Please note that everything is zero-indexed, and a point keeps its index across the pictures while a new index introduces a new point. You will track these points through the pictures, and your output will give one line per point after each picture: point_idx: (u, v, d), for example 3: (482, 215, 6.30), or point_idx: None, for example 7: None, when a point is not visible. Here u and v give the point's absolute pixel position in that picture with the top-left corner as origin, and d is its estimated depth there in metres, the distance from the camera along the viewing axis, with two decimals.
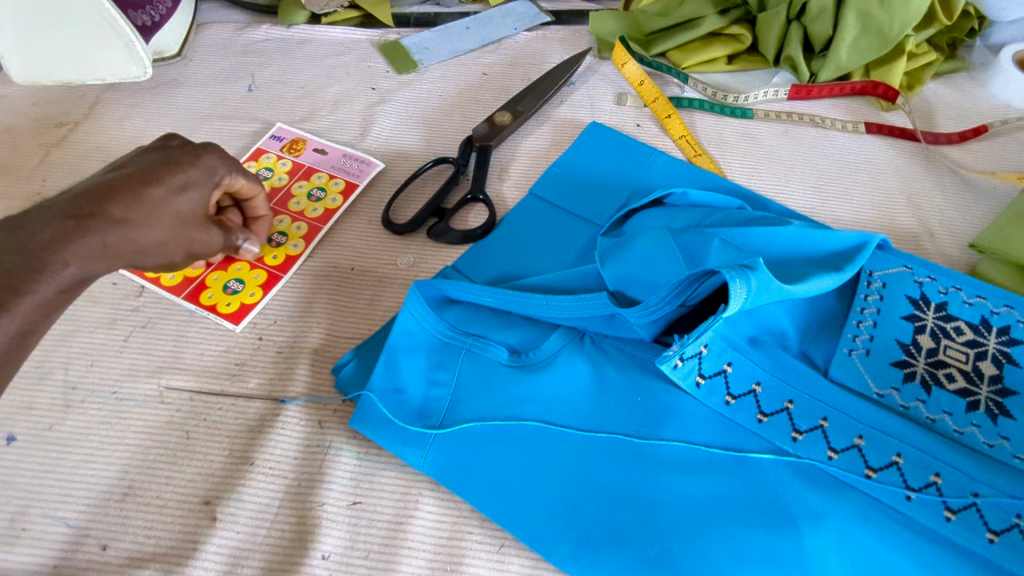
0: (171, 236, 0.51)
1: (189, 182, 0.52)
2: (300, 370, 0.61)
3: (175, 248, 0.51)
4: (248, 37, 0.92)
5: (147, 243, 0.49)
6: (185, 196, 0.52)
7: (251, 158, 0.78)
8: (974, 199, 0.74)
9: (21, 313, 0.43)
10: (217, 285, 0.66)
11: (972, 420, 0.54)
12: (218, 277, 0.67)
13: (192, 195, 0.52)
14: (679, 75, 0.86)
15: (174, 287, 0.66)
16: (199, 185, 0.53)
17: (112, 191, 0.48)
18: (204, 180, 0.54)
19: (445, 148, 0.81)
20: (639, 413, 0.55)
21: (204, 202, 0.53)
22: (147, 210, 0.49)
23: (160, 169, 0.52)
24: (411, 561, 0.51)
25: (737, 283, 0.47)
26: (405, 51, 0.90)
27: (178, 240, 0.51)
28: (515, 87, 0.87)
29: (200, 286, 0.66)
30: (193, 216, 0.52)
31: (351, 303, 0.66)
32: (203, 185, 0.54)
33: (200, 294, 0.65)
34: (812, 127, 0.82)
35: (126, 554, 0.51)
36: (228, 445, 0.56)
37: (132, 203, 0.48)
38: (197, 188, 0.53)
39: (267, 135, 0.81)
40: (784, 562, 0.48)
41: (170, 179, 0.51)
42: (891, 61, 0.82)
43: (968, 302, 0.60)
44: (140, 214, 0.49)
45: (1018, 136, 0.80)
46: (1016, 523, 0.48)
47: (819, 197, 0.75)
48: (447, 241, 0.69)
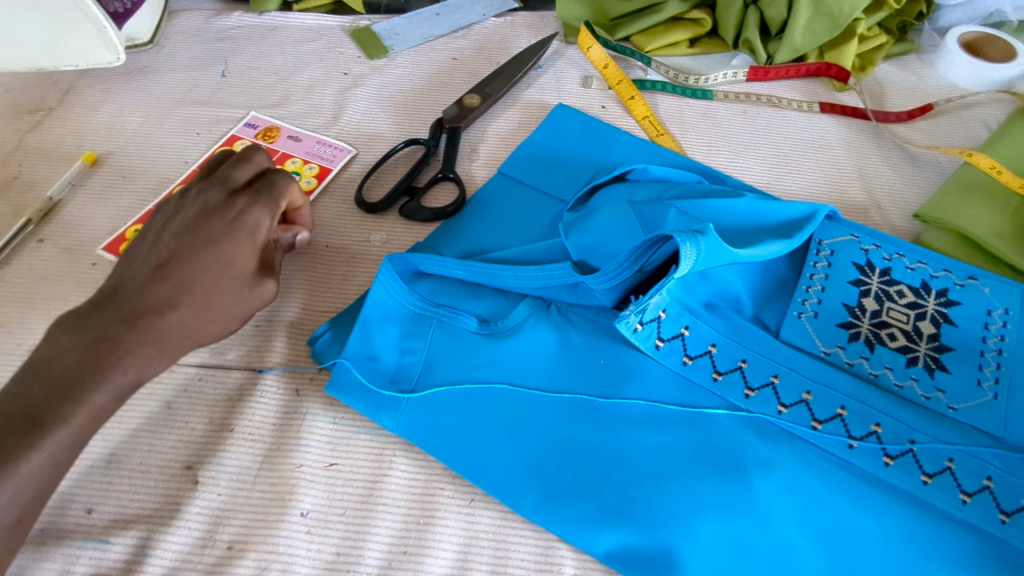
0: (223, 308, 0.52)
1: (228, 256, 0.52)
2: (277, 343, 0.63)
3: (236, 315, 0.54)
4: (221, 24, 0.93)
5: (187, 326, 0.50)
6: (233, 266, 0.52)
7: (225, 144, 0.79)
8: (920, 172, 0.78)
9: (79, 421, 0.45)
10: None
11: (911, 374, 0.58)
12: None
13: (243, 260, 0.53)
14: (642, 59, 0.90)
15: None
16: (241, 246, 0.53)
17: (160, 283, 0.50)
18: (243, 240, 0.53)
19: (416, 130, 0.83)
20: (601, 374, 0.58)
21: (246, 266, 0.53)
22: (157, 303, 0.49)
23: (172, 249, 0.51)
24: (385, 516, 0.54)
25: (687, 246, 0.51)
26: (376, 37, 0.92)
27: (219, 312, 0.52)
28: (484, 71, 0.89)
29: None
30: (250, 283, 0.54)
31: (325, 278, 0.68)
32: (232, 246, 0.52)
33: None
34: (769, 107, 0.85)
35: (110, 517, 0.53)
36: (208, 414, 0.58)
37: (177, 299, 0.49)
38: (225, 251, 0.52)
39: (240, 122, 0.82)
40: (735, 505, 0.51)
41: (201, 256, 0.51)
42: (842, 44, 0.86)
43: (909, 267, 0.64)
44: (201, 303, 0.50)
45: (962, 114, 0.84)
46: (947, 466, 0.52)
47: (775, 173, 0.79)
48: (419, 218, 0.72)
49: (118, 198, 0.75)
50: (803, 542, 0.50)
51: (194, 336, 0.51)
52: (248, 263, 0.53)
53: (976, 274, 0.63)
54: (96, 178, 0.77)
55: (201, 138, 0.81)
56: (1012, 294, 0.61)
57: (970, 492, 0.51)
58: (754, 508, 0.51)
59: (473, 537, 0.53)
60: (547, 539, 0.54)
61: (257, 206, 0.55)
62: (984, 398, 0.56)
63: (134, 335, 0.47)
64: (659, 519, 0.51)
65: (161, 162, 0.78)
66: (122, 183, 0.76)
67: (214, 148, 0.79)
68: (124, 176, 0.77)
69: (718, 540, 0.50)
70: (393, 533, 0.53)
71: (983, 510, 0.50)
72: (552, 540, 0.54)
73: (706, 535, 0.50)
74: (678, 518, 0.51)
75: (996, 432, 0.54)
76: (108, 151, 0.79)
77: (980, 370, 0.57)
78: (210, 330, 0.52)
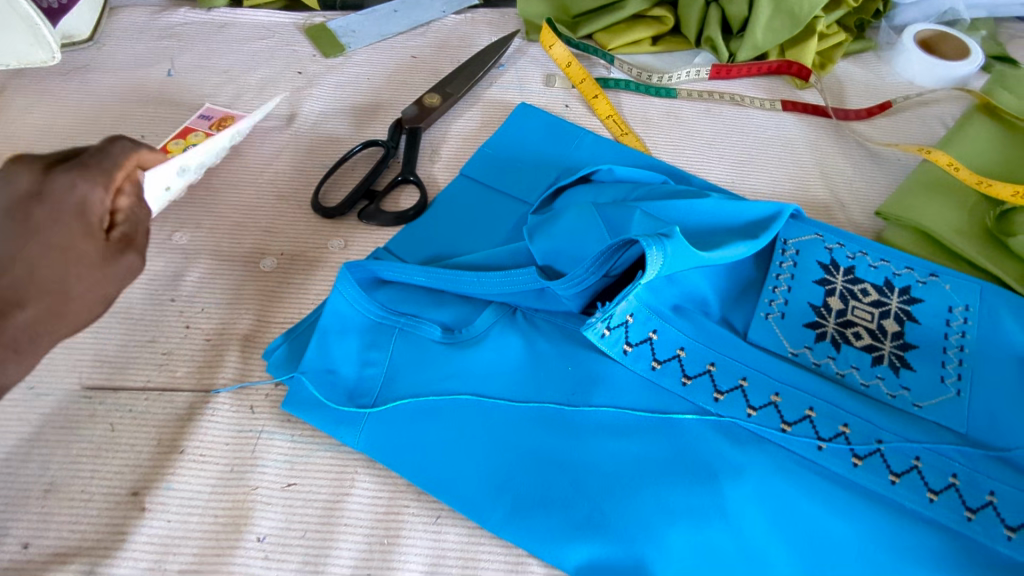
0: (78, 295, 0.47)
1: (64, 243, 0.47)
2: (230, 357, 0.60)
3: (100, 303, 0.49)
4: (166, 20, 0.89)
5: (40, 320, 0.45)
6: (73, 249, 0.47)
7: (180, 135, 0.74)
8: (881, 170, 0.79)
9: None
10: None
11: (877, 373, 0.57)
12: None
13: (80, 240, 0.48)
14: (605, 57, 0.88)
15: None
16: (69, 229, 0.47)
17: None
18: (73, 222, 0.48)
19: (375, 131, 0.80)
20: (569, 381, 0.56)
21: (90, 250, 0.48)
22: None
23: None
24: (348, 538, 0.52)
25: (654, 250, 0.49)
26: (331, 34, 0.89)
27: (77, 300, 0.47)
28: (445, 70, 0.87)
29: None
30: (96, 263, 0.48)
31: (281, 288, 0.65)
32: (65, 230, 0.47)
33: None
34: (732, 105, 0.85)
35: (48, 551, 0.49)
36: (155, 435, 0.55)
37: (19, 301, 0.45)
38: (58, 237, 0.47)
39: (193, 113, 0.77)
40: (708, 512, 0.50)
41: (25, 248, 0.46)
42: (803, 41, 0.86)
43: (873, 265, 0.64)
44: (46, 295, 0.46)
45: (919, 112, 0.85)
46: (914, 465, 0.52)
47: (739, 171, 0.78)
48: (378, 223, 0.69)
49: None
50: (776, 547, 0.50)
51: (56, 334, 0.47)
52: (92, 248, 0.48)
53: (937, 271, 0.63)
54: None
55: (147, 140, 0.77)
56: (972, 290, 0.61)
57: (938, 491, 0.51)
58: (725, 514, 0.50)
59: (440, 556, 0.52)
60: (517, 555, 0.52)
61: (70, 178, 0.49)
62: (947, 395, 0.56)
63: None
64: (632, 529, 0.50)
65: None
66: None
67: (166, 138, 0.73)
68: None
69: (692, 550, 0.49)
70: (357, 555, 0.51)
71: (949, 508, 0.50)
72: (521, 555, 0.52)
73: (677, 544, 0.49)
74: (651, 527, 0.50)
75: (959, 428, 0.54)
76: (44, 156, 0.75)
77: (943, 367, 0.57)
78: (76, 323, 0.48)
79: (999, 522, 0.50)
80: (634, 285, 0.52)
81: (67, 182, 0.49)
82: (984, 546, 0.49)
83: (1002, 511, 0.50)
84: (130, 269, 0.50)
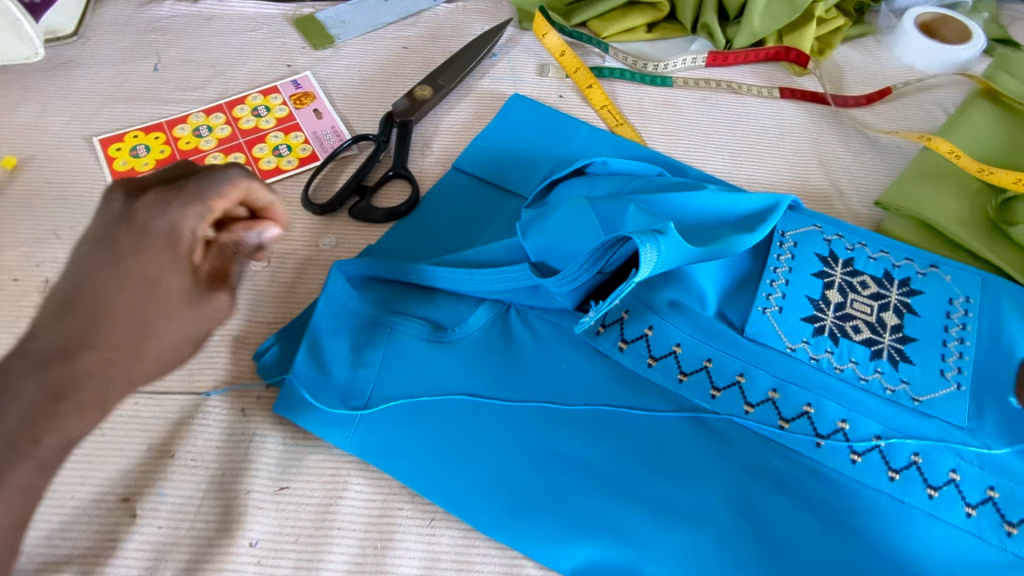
0: (160, 336, 0.39)
1: (152, 277, 0.38)
2: (221, 360, 0.59)
3: (186, 344, 0.40)
4: (152, 13, 0.87)
5: (114, 366, 0.37)
6: (96, 296, 0.38)
7: (260, 92, 0.80)
8: (880, 158, 0.78)
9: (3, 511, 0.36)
10: None
11: (876, 367, 0.56)
12: None
13: (170, 275, 0.39)
14: (599, 45, 0.87)
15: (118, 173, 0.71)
16: (160, 261, 0.39)
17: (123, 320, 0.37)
18: (160, 251, 0.39)
19: (366, 125, 0.79)
20: (564, 380, 0.56)
21: (178, 284, 0.39)
22: (61, 349, 0.37)
23: (110, 276, 0.38)
24: (342, 542, 0.52)
25: (649, 247, 0.49)
26: (321, 25, 0.87)
27: (155, 345, 0.39)
28: (436, 61, 0.85)
29: None
30: (187, 299, 0.39)
31: (272, 288, 0.64)
32: (78, 267, 0.39)
33: None
34: (729, 93, 0.84)
35: (40, 559, 0.49)
36: (146, 440, 0.55)
37: (99, 340, 0.37)
38: (81, 273, 0.38)
39: (289, 78, 0.82)
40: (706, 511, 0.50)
41: (102, 283, 0.38)
42: (801, 26, 0.84)
43: (872, 257, 0.63)
44: (128, 337, 0.38)
45: (919, 97, 0.84)
46: (914, 461, 0.51)
47: (737, 161, 0.77)
48: (370, 219, 0.68)
49: (42, 205, 0.69)
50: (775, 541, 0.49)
51: (112, 388, 0.38)
52: (180, 282, 0.39)
53: (937, 262, 0.63)
54: (16, 184, 0.71)
55: None
56: (973, 281, 0.61)
57: (937, 487, 0.50)
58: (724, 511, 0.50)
59: (433, 559, 0.51)
60: (512, 556, 0.52)
61: (107, 198, 0.41)
62: (949, 388, 0.54)
63: (54, 393, 0.36)
64: (629, 528, 0.50)
65: (87, 164, 0.72)
66: (46, 189, 0.70)
67: (251, 92, 0.80)
68: (48, 181, 0.71)
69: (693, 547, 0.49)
70: (350, 559, 0.51)
71: (949, 504, 0.50)
72: (516, 557, 0.52)
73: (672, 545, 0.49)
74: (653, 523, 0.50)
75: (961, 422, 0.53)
76: (30, 154, 0.73)
77: (944, 360, 0.56)
78: (159, 368, 0.40)
79: (999, 518, 0.49)
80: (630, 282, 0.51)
81: (109, 202, 0.40)
82: (985, 541, 0.49)
83: (1001, 507, 0.50)
84: (209, 320, 0.40)
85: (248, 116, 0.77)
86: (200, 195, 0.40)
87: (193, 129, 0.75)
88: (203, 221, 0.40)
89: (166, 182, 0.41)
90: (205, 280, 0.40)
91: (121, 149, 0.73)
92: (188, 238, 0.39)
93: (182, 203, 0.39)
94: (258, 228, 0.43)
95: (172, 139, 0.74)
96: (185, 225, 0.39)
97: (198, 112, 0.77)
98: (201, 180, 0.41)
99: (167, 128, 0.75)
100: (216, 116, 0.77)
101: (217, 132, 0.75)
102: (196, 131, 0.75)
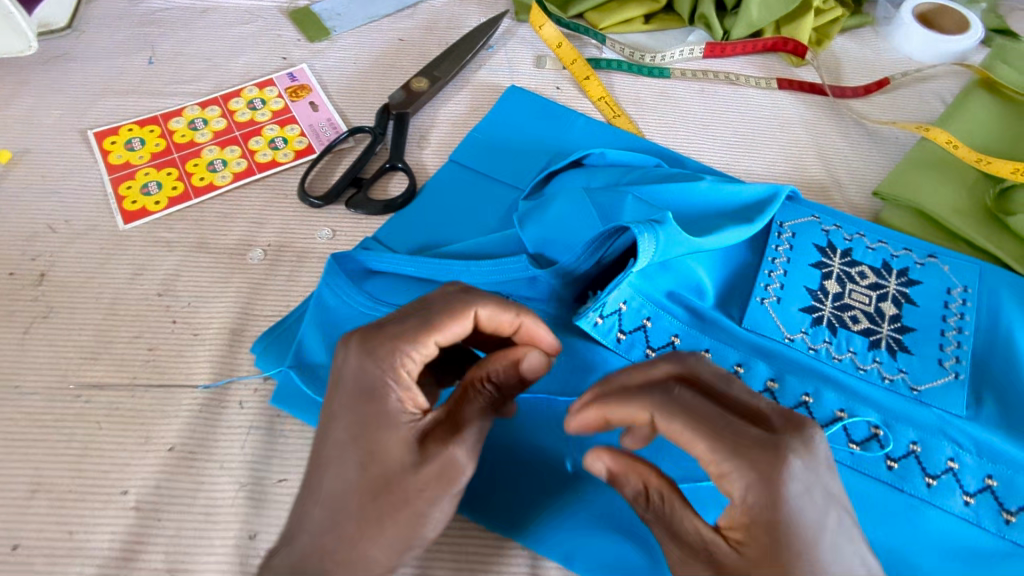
0: (394, 507, 0.40)
1: (367, 445, 0.40)
2: (218, 353, 0.59)
3: (419, 511, 0.40)
4: (146, 6, 0.87)
5: (352, 541, 0.39)
6: (372, 454, 0.40)
7: (255, 84, 0.79)
8: (878, 148, 0.77)
9: None
10: (138, 181, 0.70)
11: (874, 356, 0.56)
12: (146, 174, 0.70)
13: (386, 440, 0.40)
14: (596, 36, 0.86)
15: (113, 166, 0.71)
16: (367, 428, 0.41)
17: (337, 503, 0.40)
18: (377, 419, 0.41)
19: (362, 117, 0.78)
20: (562, 372, 0.55)
21: (396, 450, 0.40)
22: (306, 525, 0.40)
23: (343, 446, 0.41)
24: None
25: (647, 236, 0.49)
26: (316, 18, 0.87)
27: (390, 519, 0.40)
28: (432, 53, 0.85)
29: (128, 177, 0.70)
30: (407, 464, 0.40)
31: (268, 281, 0.64)
32: (346, 433, 0.41)
33: (122, 184, 0.69)
34: (727, 84, 0.83)
35: (38, 552, 0.49)
36: (144, 433, 0.54)
37: (342, 520, 0.40)
38: (332, 440, 0.41)
39: (285, 71, 0.82)
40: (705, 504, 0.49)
41: (347, 452, 0.41)
42: (799, 17, 0.84)
43: (870, 247, 0.63)
44: (354, 516, 0.40)
45: (917, 88, 0.83)
46: (913, 450, 0.51)
47: (734, 153, 0.77)
48: (367, 212, 0.68)
49: (37, 199, 0.68)
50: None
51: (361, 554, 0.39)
52: (397, 448, 0.40)
53: (936, 251, 0.62)
54: (10, 177, 0.70)
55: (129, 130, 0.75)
56: (970, 270, 0.61)
57: (935, 476, 0.50)
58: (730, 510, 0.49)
59: (432, 550, 0.51)
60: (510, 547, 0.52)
61: (343, 361, 0.43)
62: (946, 377, 0.55)
63: (322, 561, 0.39)
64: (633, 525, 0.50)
65: (82, 158, 0.72)
66: (40, 182, 0.70)
67: (246, 85, 0.79)
68: (42, 175, 0.70)
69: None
70: None
71: (948, 493, 0.50)
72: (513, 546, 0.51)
73: None
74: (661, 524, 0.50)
75: (957, 411, 0.53)
76: (24, 148, 0.73)
77: (941, 349, 0.56)
78: (403, 538, 0.40)
79: (997, 506, 0.49)
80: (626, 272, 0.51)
81: (345, 365, 0.43)
82: (984, 529, 0.49)
83: (1000, 495, 0.49)
84: (455, 472, 0.40)
85: (244, 109, 0.77)
86: (432, 329, 0.43)
87: (189, 122, 0.75)
88: (412, 361, 0.43)
89: (375, 332, 0.43)
90: (423, 439, 0.41)
91: (115, 142, 0.73)
92: (404, 387, 0.42)
93: (431, 335, 0.43)
94: (519, 356, 0.44)
95: (167, 132, 0.74)
96: (400, 369, 0.42)
97: (193, 105, 0.77)
98: (405, 324, 0.43)
99: (162, 121, 0.75)
100: (211, 109, 0.76)
101: (212, 125, 0.75)
102: (191, 124, 0.75)
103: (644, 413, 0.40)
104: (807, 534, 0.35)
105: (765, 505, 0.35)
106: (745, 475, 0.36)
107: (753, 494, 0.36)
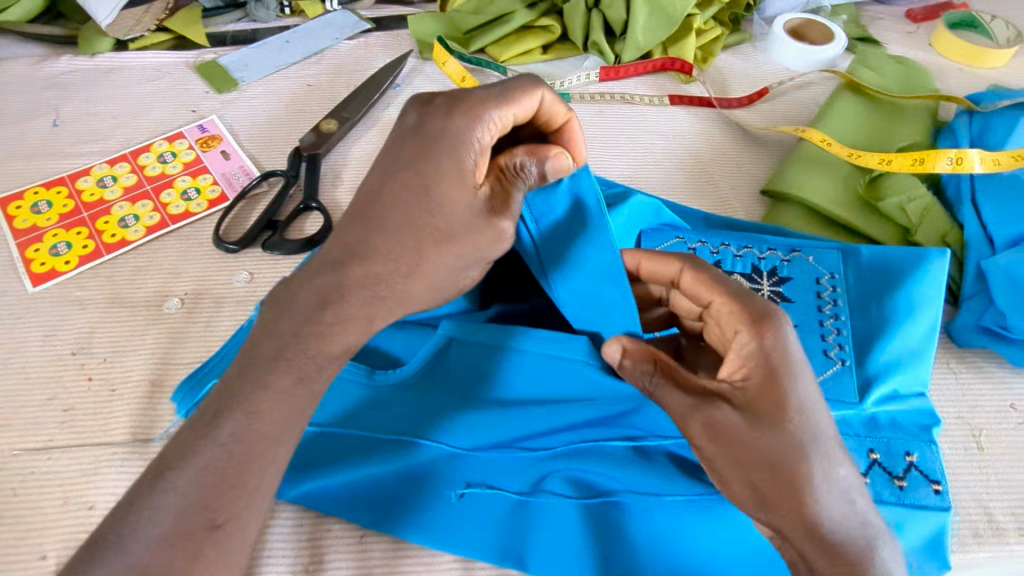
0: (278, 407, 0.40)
1: (421, 246, 0.42)
2: (138, 406, 0.58)
3: (434, 289, 0.44)
4: (49, 70, 0.87)
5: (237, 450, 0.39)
6: (416, 225, 0.42)
7: (165, 138, 0.80)
8: (764, 152, 0.84)
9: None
10: (46, 243, 0.69)
11: None
12: (54, 236, 0.70)
13: (436, 255, 0.43)
14: (497, 69, 0.90)
15: (20, 230, 0.70)
16: (414, 232, 0.42)
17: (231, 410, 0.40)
18: (451, 161, 0.43)
19: (274, 162, 0.80)
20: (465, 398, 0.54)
21: (453, 196, 0.43)
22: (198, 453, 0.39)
23: (373, 232, 0.42)
24: (274, 567, 0.50)
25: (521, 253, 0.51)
26: (224, 70, 0.89)
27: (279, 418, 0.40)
28: (341, 95, 0.88)
29: (35, 240, 0.69)
30: (462, 219, 0.43)
31: (186, 329, 0.64)
32: (399, 216, 0.42)
33: (29, 248, 0.69)
34: (623, 104, 0.89)
35: None
36: (61, 494, 0.53)
37: (227, 429, 0.39)
38: (390, 223, 0.42)
39: (195, 123, 0.83)
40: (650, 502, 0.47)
41: (388, 241, 0.42)
42: (681, 39, 0.92)
43: (737, 255, 0.63)
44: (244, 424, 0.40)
45: (794, 95, 0.91)
46: None
47: (635, 166, 0.82)
48: (283, 253, 0.69)
49: None
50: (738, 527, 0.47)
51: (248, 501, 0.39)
52: (456, 195, 0.43)
53: (797, 245, 0.63)
54: None
55: None
56: (834, 257, 0.61)
57: None
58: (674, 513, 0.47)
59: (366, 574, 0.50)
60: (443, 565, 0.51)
61: (408, 119, 0.45)
62: (835, 367, 0.54)
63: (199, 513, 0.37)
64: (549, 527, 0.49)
65: None
66: None
67: (155, 139, 0.80)
68: None
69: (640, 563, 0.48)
70: None
71: None
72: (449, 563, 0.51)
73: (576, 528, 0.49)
74: (608, 533, 0.48)
75: (850, 399, 0.52)
76: None
77: (823, 340, 0.55)
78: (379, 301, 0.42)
79: (888, 475, 0.51)
80: (594, 225, 0.45)
81: (434, 159, 0.43)
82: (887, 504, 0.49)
83: (886, 464, 0.51)
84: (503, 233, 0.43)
85: (154, 163, 0.77)
86: (510, 104, 0.44)
87: (98, 179, 0.75)
88: (481, 154, 0.43)
89: (371, 209, 0.43)
90: (483, 201, 0.43)
91: (20, 206, 0.72)
92: (475, 168, 0.43)
93: (508, 112, 0.44)
94: (551, 157, 0.43)
95: (75, 191, 0.74)
96: (470, 159, 0.43)
97: (101, 163, 0.77)
98: (396, 184, 0.43)
99: (69, 181, 0.75)
100: (120, 166, 0.77)
101: (122, 181, 0.75)
102: (101, 183, 0.75)
103: (675, 267, 0.47)
104: (791, 371, 0.40)
105: (760, 359, 0.41)
106: (747, 319, 0.42)
107: (748, 348, 0.41)
